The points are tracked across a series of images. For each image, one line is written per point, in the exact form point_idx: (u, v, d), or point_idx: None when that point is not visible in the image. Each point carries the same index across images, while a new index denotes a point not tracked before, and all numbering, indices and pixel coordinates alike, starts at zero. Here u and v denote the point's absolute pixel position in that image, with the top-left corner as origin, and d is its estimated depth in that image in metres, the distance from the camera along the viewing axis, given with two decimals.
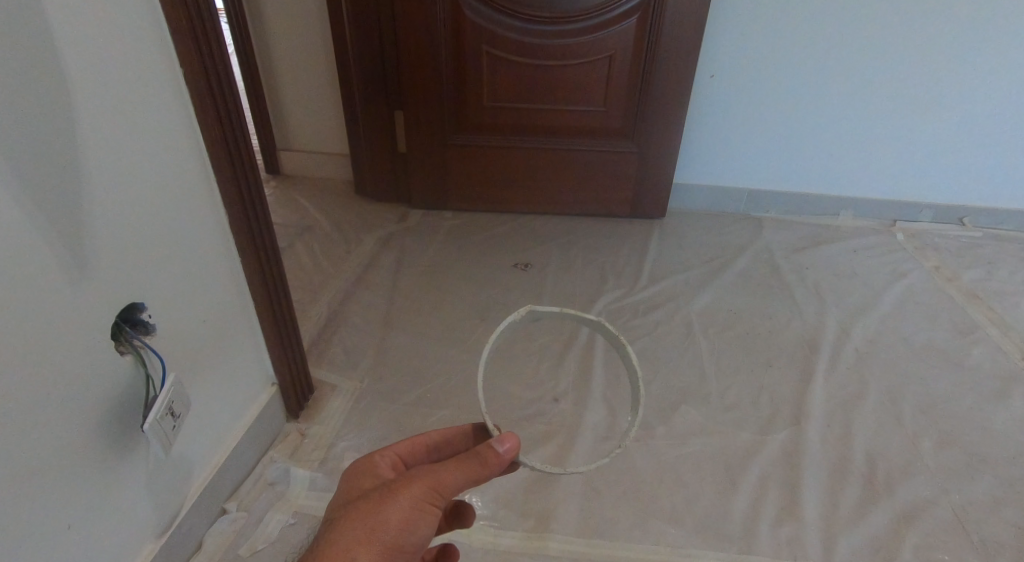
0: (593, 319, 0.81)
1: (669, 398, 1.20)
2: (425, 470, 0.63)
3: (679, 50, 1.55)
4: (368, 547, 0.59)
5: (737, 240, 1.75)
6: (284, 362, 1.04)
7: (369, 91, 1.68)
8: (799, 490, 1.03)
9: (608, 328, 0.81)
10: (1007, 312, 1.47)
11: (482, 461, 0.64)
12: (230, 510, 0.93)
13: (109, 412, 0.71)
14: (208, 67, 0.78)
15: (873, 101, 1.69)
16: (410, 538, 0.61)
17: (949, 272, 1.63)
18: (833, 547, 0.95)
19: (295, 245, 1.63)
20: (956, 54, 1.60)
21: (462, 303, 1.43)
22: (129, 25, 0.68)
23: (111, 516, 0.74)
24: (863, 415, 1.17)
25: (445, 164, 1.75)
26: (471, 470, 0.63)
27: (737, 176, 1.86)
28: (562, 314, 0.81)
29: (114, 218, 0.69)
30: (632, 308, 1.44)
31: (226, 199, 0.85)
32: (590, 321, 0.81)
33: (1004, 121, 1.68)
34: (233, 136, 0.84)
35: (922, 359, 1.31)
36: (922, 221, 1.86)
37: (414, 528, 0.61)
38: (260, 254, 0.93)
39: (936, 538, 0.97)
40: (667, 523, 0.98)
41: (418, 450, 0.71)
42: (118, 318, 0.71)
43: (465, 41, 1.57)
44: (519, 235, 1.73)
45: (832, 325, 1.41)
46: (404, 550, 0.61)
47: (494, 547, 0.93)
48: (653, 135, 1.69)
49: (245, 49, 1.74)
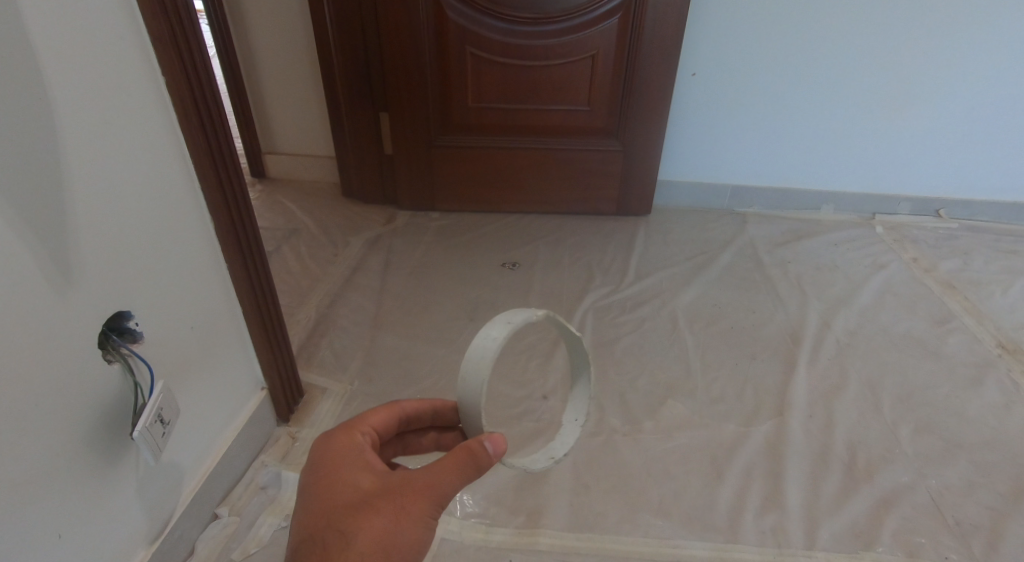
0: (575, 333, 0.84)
1: (655, 393, 1.21)
2: (425, 481, 0.63)
3: (661, 49, 1.57)
4: None
5: (720, 236, 1.77)
6: (273, 366, 1.04)
7: (354, 95, 1.69)
8: (782, 479, 1.05)
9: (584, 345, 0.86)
10: (983, 301, 1.51)
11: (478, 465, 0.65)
12: (222, 515, 0.94)
13: (97, 419, 0.72)
14: (190, 75, 0.78)
15: (852, 96, 1.72)
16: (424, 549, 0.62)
17: (927, 263, 1.66)
18: (815, 534, 0.97)
19: (282, 249, 1.63)
20: (931, 49, 1.63)
21: (450, 304, 1.44)
22: (109, 35, 0.69)
23: (103, 523, 0.74)
24: (844, 404, 1.20)
25: (431, 165, 1.76)
26: (469, 476, 0.64)
27: (721, 171, 1.88)
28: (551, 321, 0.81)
29: (99, 228, 0.70)
30: (619, 304, 1.46)
31: (212, 206, 0.86)
32: (570, 333, 0.85)
33: (976, 114, 1.72)
34: (217, 142, 0.84)
35: (900, 349, 1.34)
36: (900, 213, 1.90)
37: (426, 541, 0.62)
38: (246, 259, 0.93)
39: (914, 522, 0.99)
40: (655, 515, 0.99)
41: (391, 420, 0.72)
42: (106, 327, 0.72)
43: (448, 42, 1.58)
44: (506, 234, 1.74)
45: (813, 317, 1.43)
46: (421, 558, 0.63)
47: (486, 544, 0.95)
48: (637, 134, 1.71)
49: (227, 52, 1.74)
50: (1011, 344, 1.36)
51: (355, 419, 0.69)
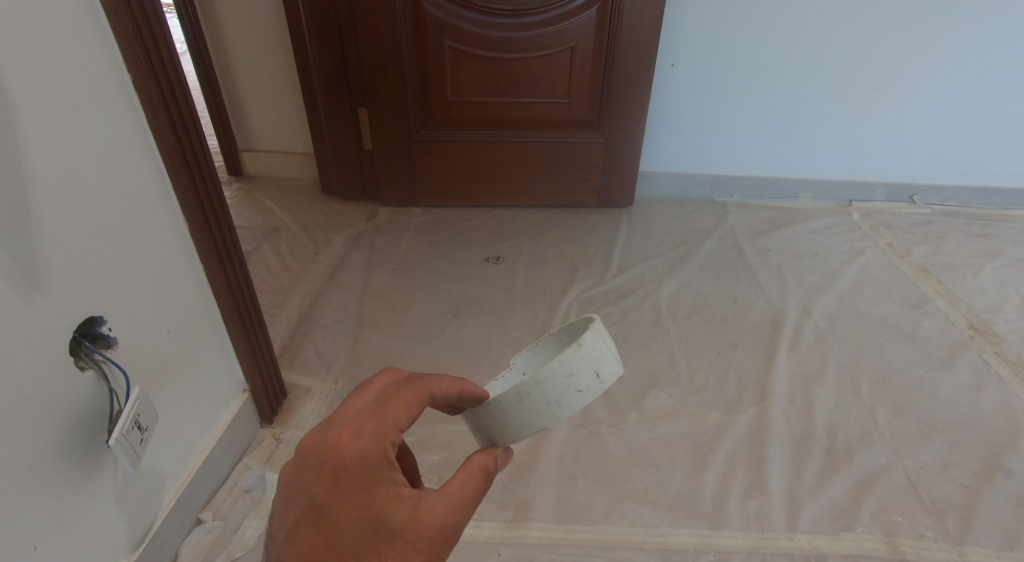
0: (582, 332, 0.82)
1: (639, 383, 1.22)
2: (458, 521, 0.58)
3: (640, 39, 1.57)
4: None
5: (701, 226, 1.79)
6: (255, 367, 1.04)
7: (331, 91, 1.67)
8: (765, 464, 1.06)
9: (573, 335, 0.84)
10: (955, 285, 1.53)
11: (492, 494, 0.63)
12: (206, 520, 0.94)
13: (74, 427, 0.71)
14: (159, 74, 0.78)
15: (828, 82, 1.73)
16: None
17: (902, 248, 1.69)
18: (797, 517, 0.99)
19: (262, 249, 1.62)
20: (903, 37, 1.65)
21: (434, 300, 1.44)
22: (70, 32, 0.67)
23: (82, 531, 0.74)
24: (824, 389, 1.21)
25: (412, 161, 1.75)
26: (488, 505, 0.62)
27: (701, 162, 1.89)
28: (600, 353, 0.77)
29: (66, 232, 0.69)
30: (603, 297, 1.47)
31: (185, 207, 0.85)
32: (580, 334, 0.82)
33: (947, 101, 1.74)
34: (190, 143, 0.84)
35: (879, 334, 1.36)
36: (876, 200, 1.92)
37: None
38: (224, 259, 0.93)
39: (892, 501, 1.01)
40: (641, 504, 1.00)
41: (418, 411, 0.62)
42: (78, 333, 0.71)
43: (425, 35, 1.57)
44: (489, 229, 1.74)
45: (793, 304, 1.45)
46: None
47: (475, 539, 0.95)
48: (617, 126, 1.71)
49: (198, 48, 1.72)
50: (983, 325, 1.39)
51: (382, 410, 0.59)
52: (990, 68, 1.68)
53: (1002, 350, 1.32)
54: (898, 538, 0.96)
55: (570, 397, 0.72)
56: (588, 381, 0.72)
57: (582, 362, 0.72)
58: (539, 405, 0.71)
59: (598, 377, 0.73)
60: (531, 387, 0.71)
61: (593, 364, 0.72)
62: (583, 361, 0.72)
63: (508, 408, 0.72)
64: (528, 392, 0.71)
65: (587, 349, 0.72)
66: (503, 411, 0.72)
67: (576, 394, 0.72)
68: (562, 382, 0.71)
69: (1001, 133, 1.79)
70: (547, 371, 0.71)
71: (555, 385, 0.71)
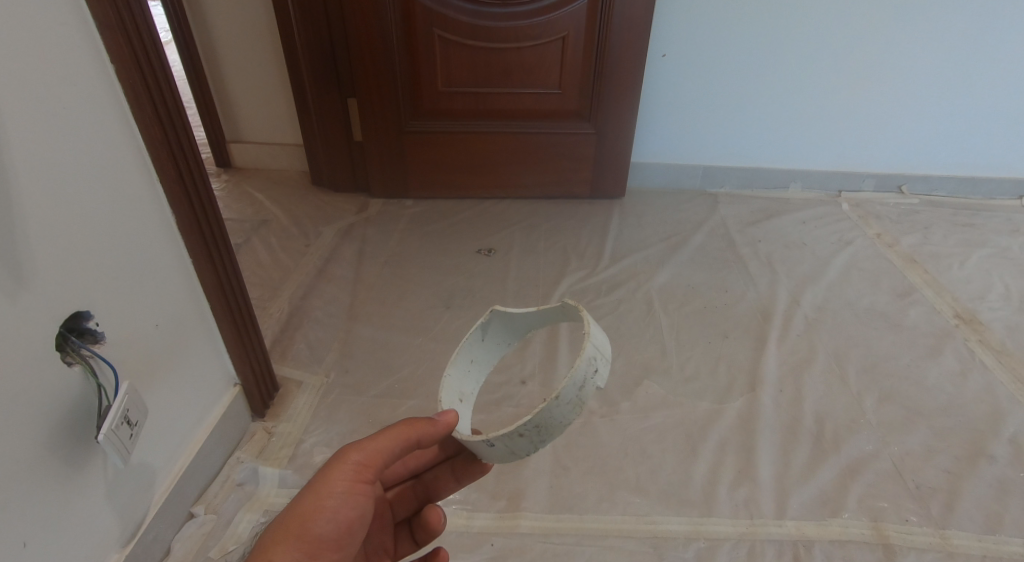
0: (551, 308, 0.81)
1: (631, 373, 1.23)
2: (355, 448, 0.70)
3: (632, 28, 1.57)
4: (292, 538, 0.65)
5: (692, 216, 1.79)
6: (245, 361, 1.04)
7: (320, 82, 1.66)
8: (754, 452, 1.08)
9: (569, 305, 0.79)
10: (941, 274, 1.55)
11: (418, 430, 0.71)
12: (198, 514, 0.94)
13: (62, 423, 0.71)
14: (142, 63, 0.77)
15: (819, 73, 1.73)
16: (332, 525, 0.67)
17: (890, 238, 1.70)
18: (785, 505, 1.00)
19: (252, 240, 1.61)
20: (893, 27, 1.65)
21: (425, 292, 1.44)
22: (50, 22, 0.67)
23: (71, 528, 0.74)
24: (813, 377, 1.23)
25: (402, 152, 1.74)
26: (400, 436, 0.70)
27: (693, 152, 1.89)
28: (525, 316, 0.85)
29: (48, 224, 0.68)
30: (595, 288, 1.47)
31: (171, 199, 0.84)
32: (552, 309, 0.81)
33: (937, 92, 1.75)
34: (175, 134, 0.83)
35: (867, 324, 1.37)
36: (865, 189, 1.93)
37: (339, 513, 0.68)
38: (210, 250, 0.92)
39: (877, 487, 1.03)
40: (632, 493, 1.01)
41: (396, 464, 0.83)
42: (64, 328, 0.71)
43: (416, 24, 1.56)
44: (481, 220, 1.74)
45: (783, 295, 1.46)
46: (327, 540, 0.67)
47: (467, 529, 0.96)
48: (609, 117, 1.71)
49: (185, 38, 1.70)
50: (968, 314, 1.41)
51: None
52: (979, 58, 1.69)
53: (987, 339, 1.33)
54: (883, 523, 0.98)
55: (463, 364, 0.87)
56: (476, 346, 0.88)
57: (486, 352, 0.90)
58: (460, 386, 0.87)
59: (487, 342, 0.89)
60: (467, 394, 0.88)
61: (485, 344, 0.89)
62: (491, 354, 0.91)
63: (459, 409, 0.85)
64: (464, 393, 0.87)
65: (494, 347, 0.90)
66: (461, 415, 0.85)
67: (467, 356, 0.87)
68: (469, 368, 0.88)
69: (988, 123, 1.80)
70: (481, 383, 0.91)
71: (469, 375, 0.88)
